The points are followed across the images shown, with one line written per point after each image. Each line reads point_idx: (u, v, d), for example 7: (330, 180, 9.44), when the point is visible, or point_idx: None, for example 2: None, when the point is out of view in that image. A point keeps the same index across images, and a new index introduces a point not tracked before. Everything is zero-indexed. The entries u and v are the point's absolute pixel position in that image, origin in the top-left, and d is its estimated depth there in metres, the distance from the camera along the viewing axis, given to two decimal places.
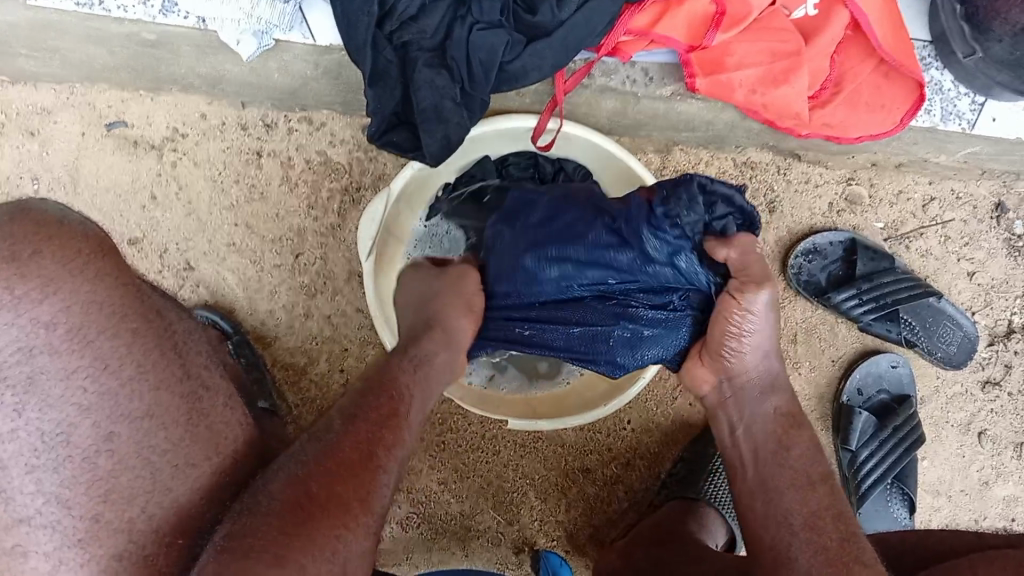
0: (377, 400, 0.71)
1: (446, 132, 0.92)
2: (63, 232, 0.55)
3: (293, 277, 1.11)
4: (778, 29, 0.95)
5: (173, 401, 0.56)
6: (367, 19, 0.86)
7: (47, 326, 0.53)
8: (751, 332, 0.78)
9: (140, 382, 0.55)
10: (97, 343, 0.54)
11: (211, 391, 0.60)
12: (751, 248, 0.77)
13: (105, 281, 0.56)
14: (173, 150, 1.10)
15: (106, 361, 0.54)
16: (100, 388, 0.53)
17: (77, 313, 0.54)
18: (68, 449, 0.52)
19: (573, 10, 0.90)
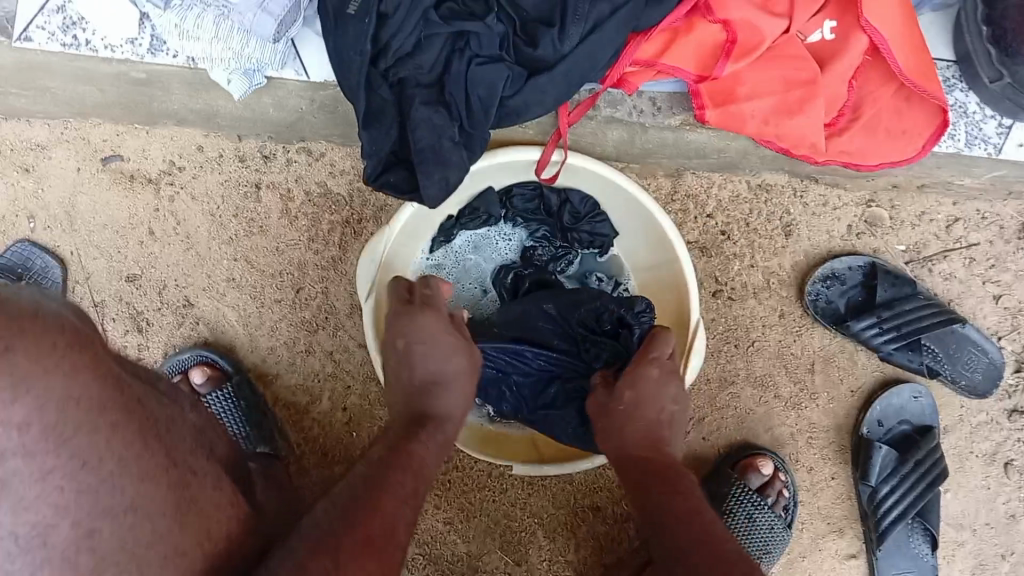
0: (399, 478, 0.66)
1: (445, 175, 0.87)
2: (38, 323, 0.47)
3: (294, 312, 1.09)
4: (795, 57, 0.90)
5: (159, 491, 0.52)
6: (360, 60, 0.83)
7: (21, 426, 0.45)
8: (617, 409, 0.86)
9: (122, 476, 0.49)
10: (76, 440, 0.47)
11: (198, 475, 0.56)
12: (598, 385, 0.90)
13: (83, 374, 0.48)
14: (170, 183, 1.07)
15: (85, 458, 0.47)
16: (78, 486, 0.47)
17: (54, 412, 0.46)
18: (46, 552, 0.46)
19: (576, 43, 0.86)
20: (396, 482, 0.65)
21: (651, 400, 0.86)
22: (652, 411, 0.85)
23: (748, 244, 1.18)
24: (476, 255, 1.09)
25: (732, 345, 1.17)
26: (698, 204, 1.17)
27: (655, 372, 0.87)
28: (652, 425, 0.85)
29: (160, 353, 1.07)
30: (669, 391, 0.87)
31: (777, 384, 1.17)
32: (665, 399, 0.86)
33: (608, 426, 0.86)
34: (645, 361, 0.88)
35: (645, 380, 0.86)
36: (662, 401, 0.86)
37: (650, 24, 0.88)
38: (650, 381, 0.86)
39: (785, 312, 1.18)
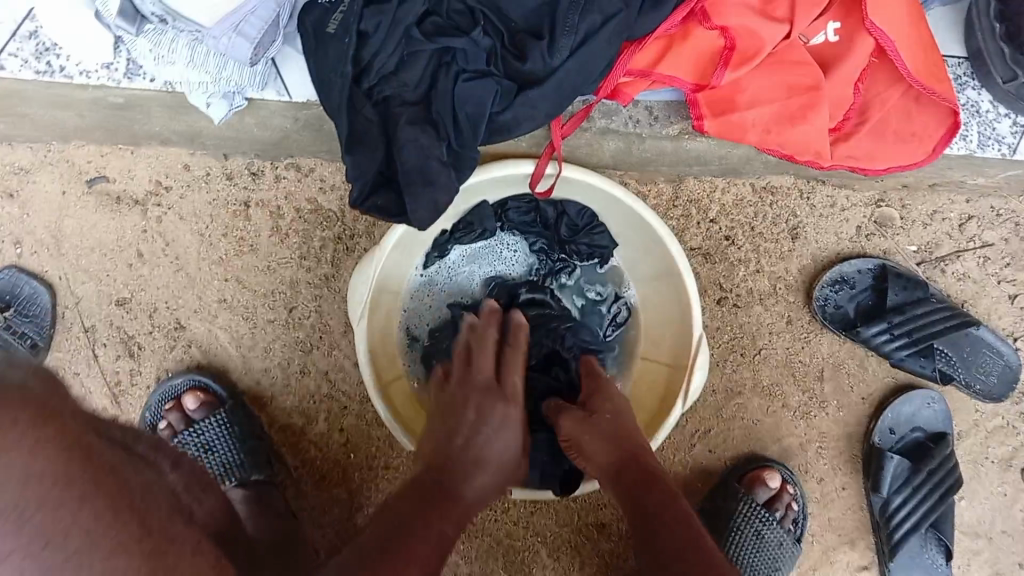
0: (420, 548, 0.62)
1: (433, 197, 0.84)
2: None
3: (288, 332, 1.06)
4: (796, 62, 0.87)
5: (134, 566, 0.45)
6: (341, 81, 0.80)
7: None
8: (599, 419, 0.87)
9: (88, 553, 0.43)
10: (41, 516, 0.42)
11: (176, 542, 0.48)
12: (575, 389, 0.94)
13: (50, 445, 0.44)
14: (157, 204, 1.05)
15: (48, 537, 0.42)
16: (38, 567, 0.42)
17: (13, 490, 0.42)
18: None
19: (566, 56, 0.82)
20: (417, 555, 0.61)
21: (622, 411, 0.88)
22: (627, 421, 0.87)
23: (753, 249, 1.15)
24: (475, 264, 1.06)
25: (739, 354, 1.13)
26: (700, 209, 1.14)
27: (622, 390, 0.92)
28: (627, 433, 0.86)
29: (153, 378, 1.05)
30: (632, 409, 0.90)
31: (785, 394, 1.14)
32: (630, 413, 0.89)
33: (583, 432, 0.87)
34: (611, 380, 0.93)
35: (612, 394, 0.91)
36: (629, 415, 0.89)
37: (644, 32, 0.84)
38: (616, 396, 0.90)
39: (793, 319, 1.15)
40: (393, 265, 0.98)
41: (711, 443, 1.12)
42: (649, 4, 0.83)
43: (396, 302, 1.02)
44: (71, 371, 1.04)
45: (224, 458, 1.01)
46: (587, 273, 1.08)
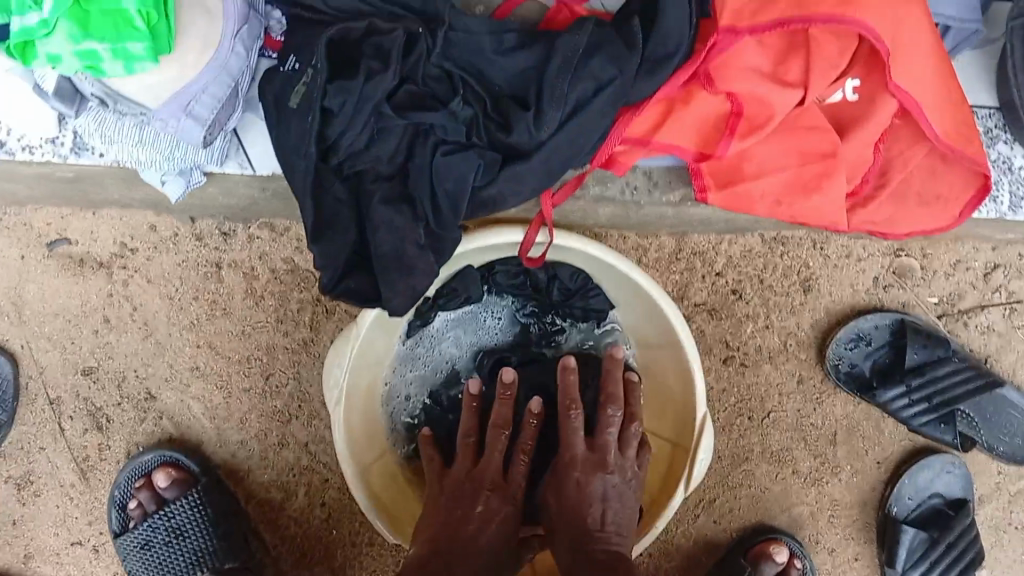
0: None
1: (411, 284, 0.77)
2: None
3: (264, 401, 1.00)
4: (813, 127, 0.78)
5: None
6: (305, 163, 0.72)
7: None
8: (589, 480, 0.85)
9: None
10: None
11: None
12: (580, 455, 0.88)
13: None
14: (123, 267, 0.98)
15: None
16: None
17: None
18: None
19: (555, 129, 0.74)
20: None
21: (595, 487, 0.85)
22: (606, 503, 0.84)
23: (762, 303, 1.07)
24: (462, 333, 0.99)
25: (747, 418, 1.07)
26: (706, 262, 1.06)
27: (581, 466, 0.86)
28: (585, 520, 0.82)
29: (123, 452, 0.99)
30: (596, 489, 0.84)
31: (795, 459, 1.08)
32: (592, 494, 0.84)
33: (556, 494, 0.86)
34: (570, 459, 0.87)
35: (570, 483, 0.85)
36: (591, 499, 0.84)
37: (642, 98, 0.76)
38: (574, 486, 0.85)
39: (804, 378, 1.08)
40: (373, 338, 0.89)
41: (715, 512, 1.06)
42: (645, 68, 0.75)
43: (379, 376, 0.95)
44: (37, 446, 0.99)
45: (198, 546, 0.96)
46: (585, 337, 1.01)
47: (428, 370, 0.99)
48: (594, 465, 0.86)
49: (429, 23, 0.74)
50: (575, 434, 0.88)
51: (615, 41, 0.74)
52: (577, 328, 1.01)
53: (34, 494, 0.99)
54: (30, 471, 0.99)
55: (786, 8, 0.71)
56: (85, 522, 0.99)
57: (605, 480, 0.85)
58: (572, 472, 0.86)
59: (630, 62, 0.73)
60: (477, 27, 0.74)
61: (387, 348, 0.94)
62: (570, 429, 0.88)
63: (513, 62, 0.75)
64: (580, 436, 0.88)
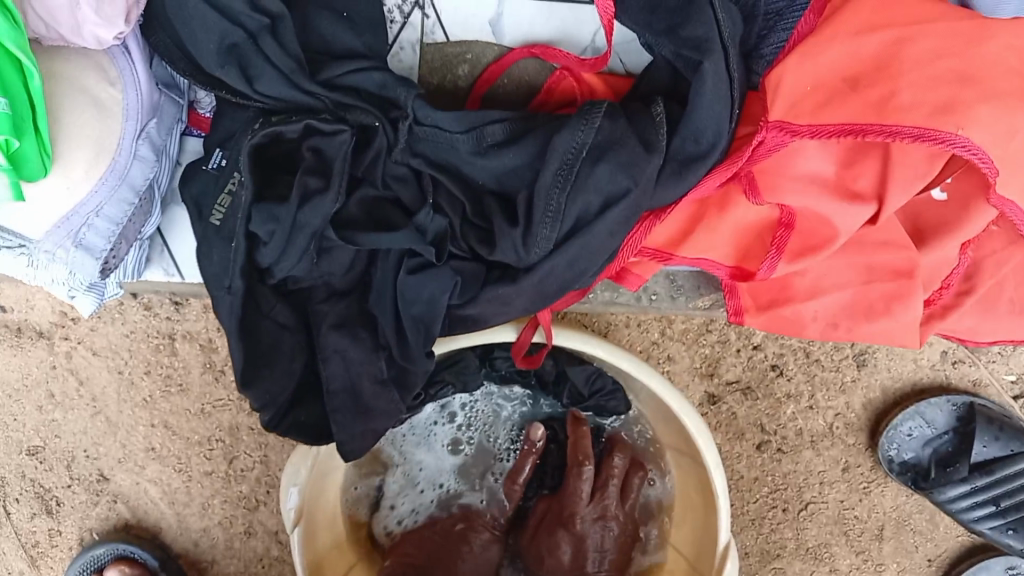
0: None
1: (371, 427, 0.63)
2: None
3: (229, 486, 0.89)
4: (885, 241, 0.60)
5: None
6: (229, 298, 0.57)
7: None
8: (589, 516, 0.78)
9: None
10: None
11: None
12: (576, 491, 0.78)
13: None
14: (65, 337, 0.86)
15: None
16: None
17: None
18: None
19: (548, 251, 0.58)
20: None
21: (598, 524, 0.78)
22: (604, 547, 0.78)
23: (806, 379, 0.91)
24: (452, 431, 0.84)
25: (780, 511, 0.92)
26: (742, 333, 0.90)
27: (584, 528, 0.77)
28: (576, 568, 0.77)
29: (75, 539, 0.89)
30: (592, 540, 0.77)
31: (834, 557, 0.94)
32: (587, 545, 0.77)
33: (543, 526, 0.80)
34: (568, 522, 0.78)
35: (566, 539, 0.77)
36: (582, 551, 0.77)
37: (666, 204, 0.59)
38: (569, 536, 0.77)
39: (850, 465, 0.93)
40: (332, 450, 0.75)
41: None
42: (669, 170, 0.58)
43: (349, 489, 0.81)
44: None
45: None
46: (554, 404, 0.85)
47: (409, 476, 0.83)
48: (595, 520, 0.78)
49: (389, 109, 0.58)
50: (582, 490, 0.78)
51: (629, 140, 0.57)
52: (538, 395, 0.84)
53: None
54: None
55: (863, 109, 0.53)
56: None
57: (603, 531, 0.78)
58: (572, 528, 0.77)
59: (647, 167, 0.56)
60: (450, 122, 0.58)
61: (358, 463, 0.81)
62: (574, 483, 0.78)
63: (498, 162, 0.58)
64: (585, 493, 0.78)
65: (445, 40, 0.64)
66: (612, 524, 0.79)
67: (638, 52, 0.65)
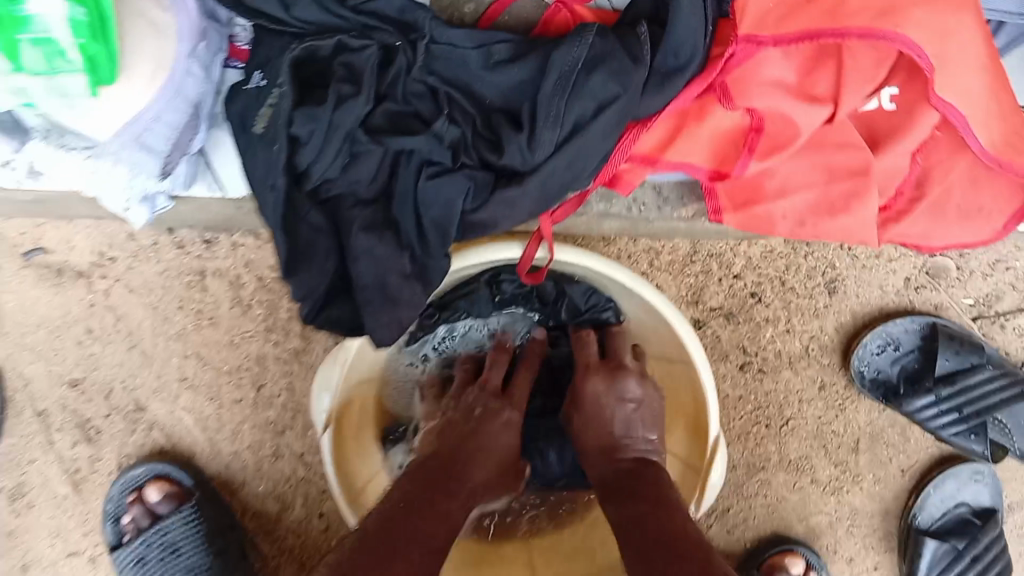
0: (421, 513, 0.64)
1: (397, 317, 0.71)
2: None
3: (257, 412, 0.96)
4: (841, 143, 0.70)
5: None
6: (273, 196, 0.66)
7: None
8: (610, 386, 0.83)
9: None
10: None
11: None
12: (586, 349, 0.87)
13: None
14: (103, 276, 0.93)
15: None
16: None
17: None
18: None
19: (550, 152, 0.67)
20: (421, 528, 0.62)
21: (620, 385, 0.83)
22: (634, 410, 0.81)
23: (783, 306, 1.00)
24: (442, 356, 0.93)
25: (763, 426, 1.01)
26: (723, 264, 0.98)
27: (596, 384, 0.84)
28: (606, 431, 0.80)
29: (114, 464, 0.97)
30: (614, 395, 0.82)
31: (814, 468, 1.02)
32: (611, 403, 0.82)
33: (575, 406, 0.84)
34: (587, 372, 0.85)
35: (588, 392, 0.84)
36: (608, 415, 0.81)
37: (650, 113, 0.68)
38: (591, 398, 0.83)
39: (826, 384, 1.01)
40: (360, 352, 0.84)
41: (728, 523, 1.01)
42: (653, 81, 0.67)
43: (376, 404, 0.91)
44: (26, 458, 0.96)
45: (190, 561, 0.95)
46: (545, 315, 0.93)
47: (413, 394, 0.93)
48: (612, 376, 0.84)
49: (408, 31, 0.67)
50: (588, 348, 0.87)
51: (619, 53, 0.66)
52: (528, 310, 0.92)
53: (26, 506, 0.96)
54: (22, 483, 0.96)
55: (819, 16, 0.62)
56: (80, 533, 0.97)
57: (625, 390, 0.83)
58: (589, 386, 0.84)
59: (635, 76, 0.65)
60: (462, 39, 0.67)
61: (379, 380, 0.91)
62: (581, 346, 0.88)
63: (505, 77, 0.67)
64: (591, 350, 0.87)
65: None
66: (631, 374, 0.84)
67: None
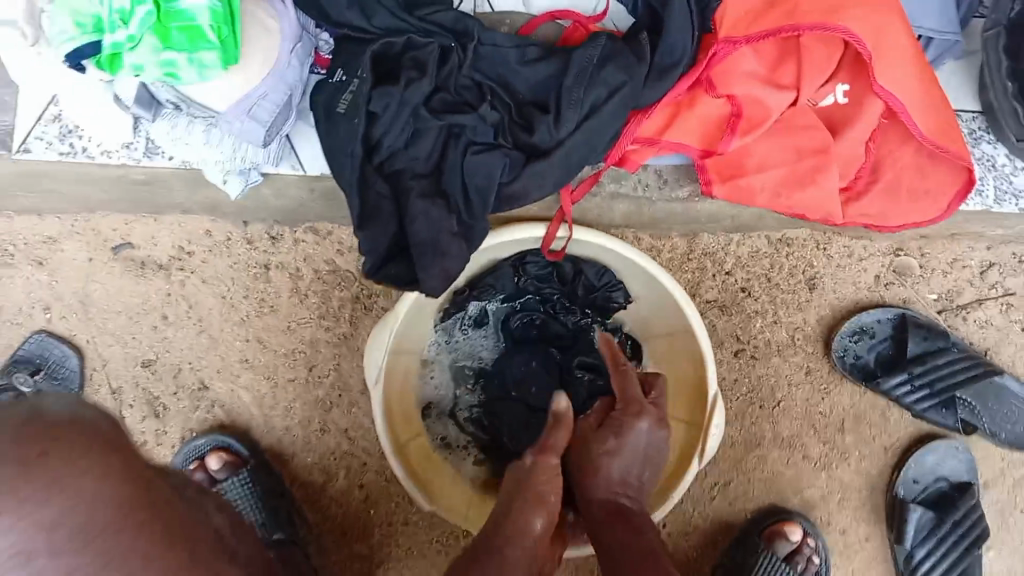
0: None
1: (446, 267, 0.85)
2: (73, 430, 0.49)
3: (307, 390, 1.08)
4: (804, 126, 0.87)
5: None
6: (351, 160, 0.82)
7: (48, 528, 0.45)
8: (644, 433, 0.86)
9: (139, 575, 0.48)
10: (102, 541, 0.47)
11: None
12: (628, 381, 0.90)
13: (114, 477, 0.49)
14: (180, 268, 1.08)
15: (109, 558, 0.47)
16: None
17: (82, 512, 0.47)
18: None
19: (573, 129, 0.83)
20: None
21: (651, 429, 0.86)
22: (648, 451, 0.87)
23: (770, 300, 1.14)
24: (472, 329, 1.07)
25: (758, 407, 1.13)
26: (716, 262, 1.13)
27: (645, 428, 0.85)
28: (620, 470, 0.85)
29: (177, 437, 1.08)
30: (641, 439, 0.86)
31: (806, 446, 1.14)
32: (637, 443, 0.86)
33: (604, 429, 0.87)
34: (640, 413, 0.86)
35: (631, 430, 0.85)
36: (628, 452, 0.85)
37: (651, 102, 0.85)
38: (627, 429, 0.85)
39: (812, 369, 1.14)
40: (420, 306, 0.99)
41: (730, 496, 1.12)
42: (654, 74, 0.84)
43: (415, 365, 1.03)
44: None
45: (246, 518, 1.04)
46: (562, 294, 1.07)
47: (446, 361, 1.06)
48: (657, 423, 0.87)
49: (461, 38, 0.85)
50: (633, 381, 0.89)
51: (625, 54, 0.83)
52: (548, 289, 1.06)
53: None
54: None
55: (779, 19, 0.81)
56: None
57: (656, 437, 0.87)
58: (629, 424, 0.86)
59: (639, 70, 0.83)
60: (504, 41, 0.85)
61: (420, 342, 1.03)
62: (624, 375, 0.90)
63: (535, 72, 0.85)
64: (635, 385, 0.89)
65: (491, 11, 0.93)
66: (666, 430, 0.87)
67: (626, 18, 0.93)
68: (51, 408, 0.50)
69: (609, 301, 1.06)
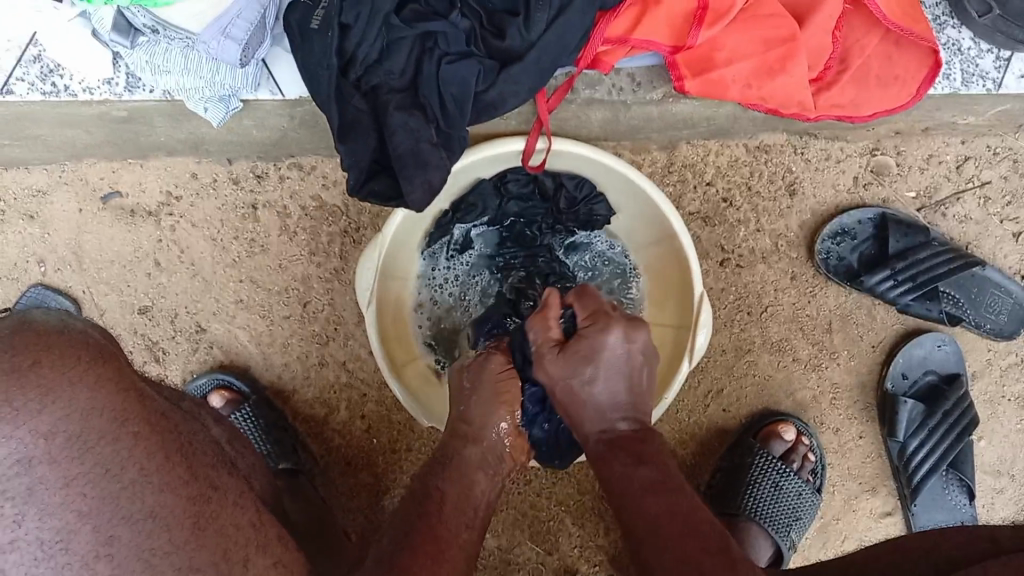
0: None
1: (427, 177, 0.87)
2: (64, 341, 0.52)
3: (304, 325, 1.10)
4: (769, 15, 0.89)
5: (179, 502, 0.52)
6: (327, 73, 0.84)
7: (46, 435, 0.49)
8: (616, 352, 0.80)
9: (144, 484, 0.51)
10: (98, 449, 0.51)
11: (219, 491, 0.56)
12: (591, 300, 0.84)
13: (106, 387, 0.53)
14: (169, 214, 1.09)
15: (108, 466, 0.50)
16: (101, 493, 0.50)
17: (77, 420, 0.50)
18: (67, 557, 0.48)
19: (543, 30, 0.84)
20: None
21: (624, 342, 0.81)
22: (633, 366, 0.81)
23: (751, 209, 1.16)
24: (457, 254, 1.08)
25: (746, 313, 1.16)
26: (696, 173, 1.15)
27: (615, 342, 0.80)
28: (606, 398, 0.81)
29: (181, 378, 1.11)
30: (609, 360, 0.80)
31: (794, 348, 1.16)
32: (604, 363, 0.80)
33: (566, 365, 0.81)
34: (607, 328, 0.80)
35: (603, 354, 0.80)
36: (606, 373, 0.80)
37: None
38: (589, 359, 0.80)
39: (797, 274, 1.16)
40: (413, 226, 1.02)
41: (723, 402, 1.16)
42: None
43: (403, 290, 1.06)
44: None
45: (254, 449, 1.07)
46: (545, 211, 1.07)
47: (433, 286, 1.08)
48: (627, 335, 0.81)
49: None
50: (593, 302, 0.84)
51: None
52: (528, 207, 1.07)
53: None
54: None
55: None
56: None
57: (631, 346, 0.81)
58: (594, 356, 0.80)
59: None
60: None
61: (407, 269, 1.05)
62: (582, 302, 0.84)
63: None
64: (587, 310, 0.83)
65: None
66: (643, 331, 0.82)
67: None
68: (44, 319, 0.54)
69: (592, 215, 1.06)
